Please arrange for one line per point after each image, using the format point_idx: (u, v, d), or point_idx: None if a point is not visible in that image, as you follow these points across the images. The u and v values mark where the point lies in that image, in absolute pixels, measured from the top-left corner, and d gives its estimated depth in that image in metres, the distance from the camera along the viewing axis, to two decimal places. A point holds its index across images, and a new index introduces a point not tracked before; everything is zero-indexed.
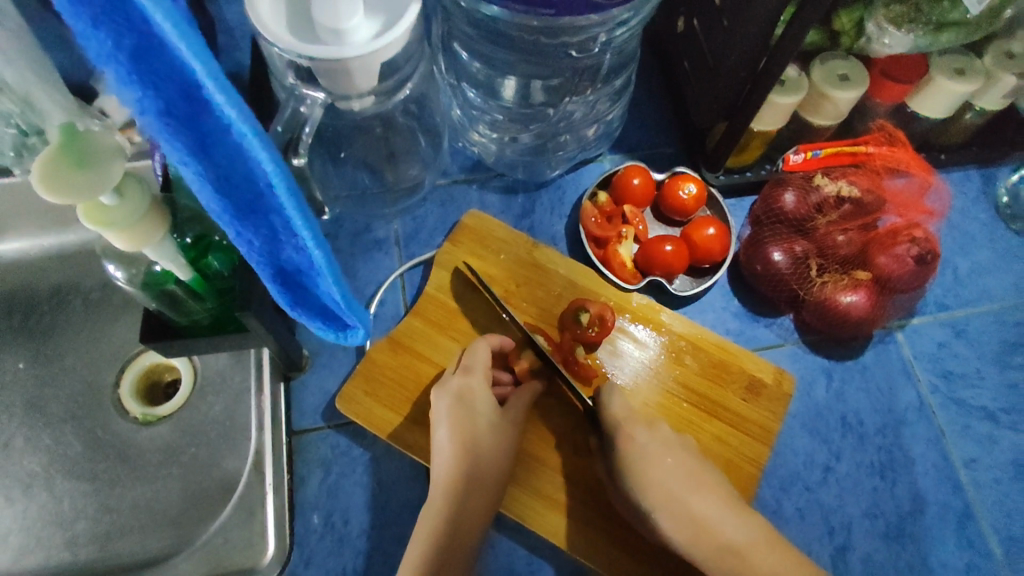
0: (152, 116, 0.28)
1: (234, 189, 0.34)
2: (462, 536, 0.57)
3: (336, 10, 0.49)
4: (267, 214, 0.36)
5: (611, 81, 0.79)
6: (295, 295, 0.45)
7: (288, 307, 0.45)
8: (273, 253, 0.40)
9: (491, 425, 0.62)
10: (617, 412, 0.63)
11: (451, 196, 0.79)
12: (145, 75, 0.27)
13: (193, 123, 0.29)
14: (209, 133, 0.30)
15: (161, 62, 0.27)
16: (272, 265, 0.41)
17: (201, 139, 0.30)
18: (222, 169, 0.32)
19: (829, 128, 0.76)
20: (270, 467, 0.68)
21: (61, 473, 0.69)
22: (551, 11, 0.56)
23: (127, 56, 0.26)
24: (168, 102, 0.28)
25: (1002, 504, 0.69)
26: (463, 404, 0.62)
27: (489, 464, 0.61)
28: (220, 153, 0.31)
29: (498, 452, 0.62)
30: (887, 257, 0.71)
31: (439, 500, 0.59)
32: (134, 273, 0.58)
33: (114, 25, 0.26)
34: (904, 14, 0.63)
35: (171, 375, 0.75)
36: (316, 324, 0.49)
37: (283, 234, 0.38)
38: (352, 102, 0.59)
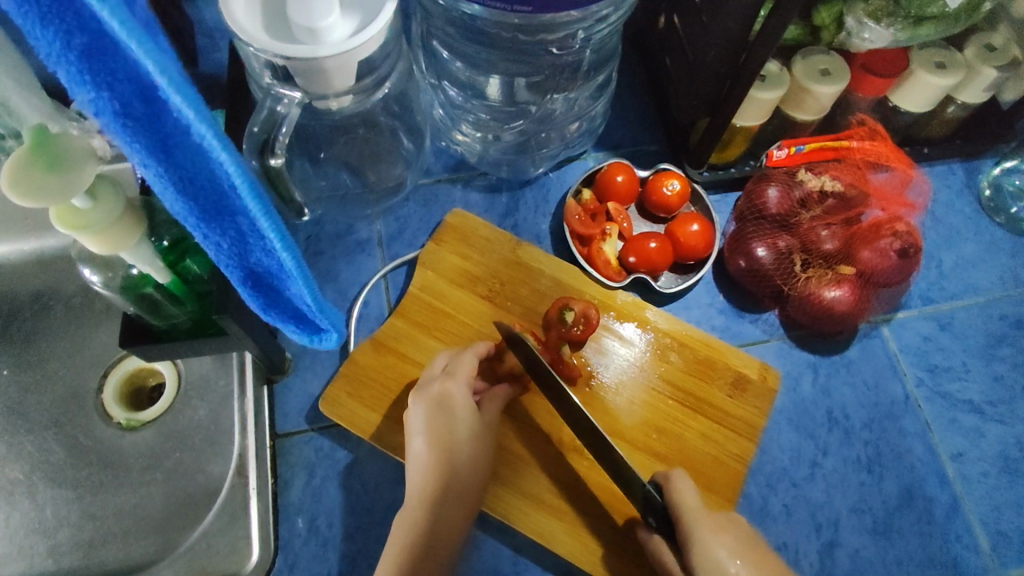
0: (107, 116, 0.27)
1: (200, 191, 0.33)
2: (439, 546, 0.56)
3: (310, 8, 0.49)
4: (234, 216, 0.35)
5: (593, 78, 0.78)
6: (266, 296, 0.45)
7: (260, 309, 0.45)
8: (241, 254, 0.39)
9: (473, 430, 0.61)
10: (692, 507, 0.56)
11: (434, 196, 0.79)
12: (98, 76, 0.26)
13: (152, 125, 0.29)
14: (169, 134, 0.30)
15: (114, 63, 0.26)
16: (241, 267, 0.40)
17: (160, 141, 0.30)
18: (185, 170, 0.32)
19: (812, 123, 0.76)
20: (254, 471, 0.67)
21: (43, 480, 0.68)
22: (529, 8, 0.56)
23: (77, 57, 0.26)
24: (123, 103, 0.28)
25: (988, 496, 0.69)
26: (444, 410, 0.61)
27: (468, 469, 0.60)
28: (182, 155, 0.31)
29: (476, 459, 0.61)
30: (871, 251, 0.70)
31: (415, 511, 0.58)
32: (110, 277, 0.57)
33: (63, 24, 0.25)
34: (883, 8, 0.63)
35: (154, 379, 0.74)
36: (289, 325, 0.49)
37: (251, 236, 0.37)
38: (330, 101, 0.59)
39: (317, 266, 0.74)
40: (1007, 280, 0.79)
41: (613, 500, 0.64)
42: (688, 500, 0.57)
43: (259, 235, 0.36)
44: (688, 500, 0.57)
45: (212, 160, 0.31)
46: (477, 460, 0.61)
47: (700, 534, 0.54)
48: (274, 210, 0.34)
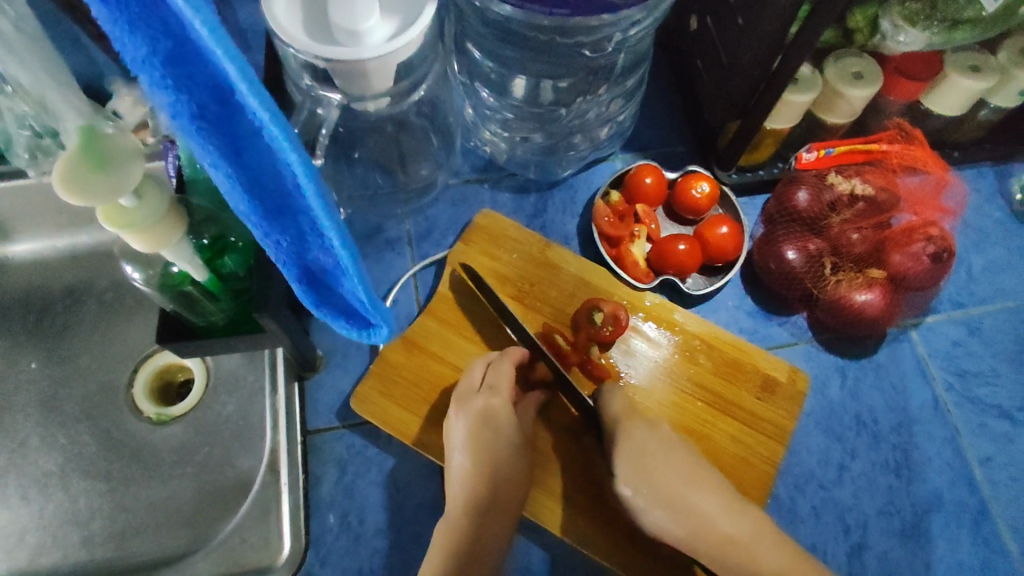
0: (185, 119, 0.28)
1: (264, 191, 0.33)
2: (483, 559, 0.58)
3: (353, 12, 0.50)
4: (296, 216, 0.35)
5: (622, 82, 0.78)
6: (319, 294, 0.42)
7: (312, 308, 0.43)
8: (298, 252, 0.38)
9: (511, 443, 0.62)
10: (615, 413, 0.63)
11: (462, 196, 0.79)
12: (179, 79, 0.27)
13: (226, 128, 0.29)
14: (241, 135, 0.29)
15: (193, 66, 0.26)
16: (297, 266, 0.39)
17: (231, 143, 0.30)
18: (251, 170, 0.32)
19: (842, 126, 0.76)
20: (286, 466, 0.68)
21: (77, 473, 0.69)
22: (566, 11, 0.56)
23: (160, 62, 0.26)
24: (201, 107, 0.28)
25: (1018, 501, 0.69)
26: (485, 424, 0.61)
27: (510, 481, 0.61)
28: (252, 154, 0.31)
29: (518, 471, 0.62)
30: (902, 255, 0.70)
31: (457, 525, 0.59)
32: (150, 274, 0.59)
33: (150, 31, 0.25)
34: (920, 11, 0.63)
35: (184, 375, 0.75)
36: (338, 321, 0.44)
37: (310, 235, 0.36)
38: (368, 103, 0.59)
39: None
40: None
41: None
42: (614, 407, 0.64)
43: (320, 235, 0.35)
44: (615, 408, 0.64)
45: (281, 160, 0.30)
46: (517, 469, 0.62)
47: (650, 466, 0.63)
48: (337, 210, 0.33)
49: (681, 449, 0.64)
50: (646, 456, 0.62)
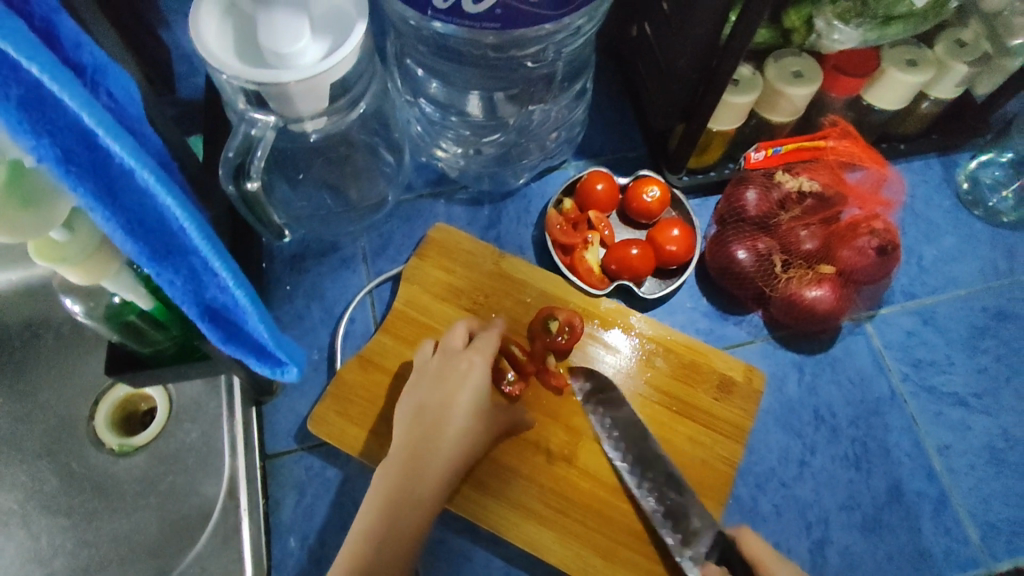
0: (52, 164, 0.28)
1: (148, 233, 0.34)
2: (405, 506, 0.56)
3: (275, 35, 0.50)
4: (185, 253, 0.36)
5: (568, 88, 0.79)
6: (225, 330, 0.44)
7: (218, 343, 0.44)
8: (196, 291, 0.39)
9: (466, 413, 0.60)
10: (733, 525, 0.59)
11: (416, 211, 0.79)
12: (38, 125, 0.27)
13: (96, 170, 0.30)
14: (113, 177, 0.31)
15: (53, 111, 0.27)
16: (196, 304, 0.40)
17: (105, 185, 0.30)
18: (133, 214, 0.32)
19: (788, 125, 0.77)
20: (245, 492, 0.67)
21: (39, 509, 0.69)
22: (497, 25, 0.54)
23: (16, 107, 0.26)
24: (67, 150, 0.28)
25: (976, 488, 0.70)
26: (448, 379, 0.62)
27: (459, 439, 0.60)
28: (128, 197, 0.32)
29: (472, 436, 0.60)
30: (849, 250, 0.71)
31: (394, 469, 0.58)
32: (92, 307, 0.57)
33: (1, 78, 0.26)
34: (851, 9, 0.64)
35: (147, 404, 0.74)
36: (250, 359, 0.48)
37: (203, 271, 0.37)
38: (305, 124, 0.59)
39: (302, 284, 0.75)
40: (987, 273, 0.79)
41: (608, 509, 0.64)
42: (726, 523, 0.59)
43: (211, 270, 0.37)
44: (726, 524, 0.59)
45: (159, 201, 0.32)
46: (464, 438, 0.60)
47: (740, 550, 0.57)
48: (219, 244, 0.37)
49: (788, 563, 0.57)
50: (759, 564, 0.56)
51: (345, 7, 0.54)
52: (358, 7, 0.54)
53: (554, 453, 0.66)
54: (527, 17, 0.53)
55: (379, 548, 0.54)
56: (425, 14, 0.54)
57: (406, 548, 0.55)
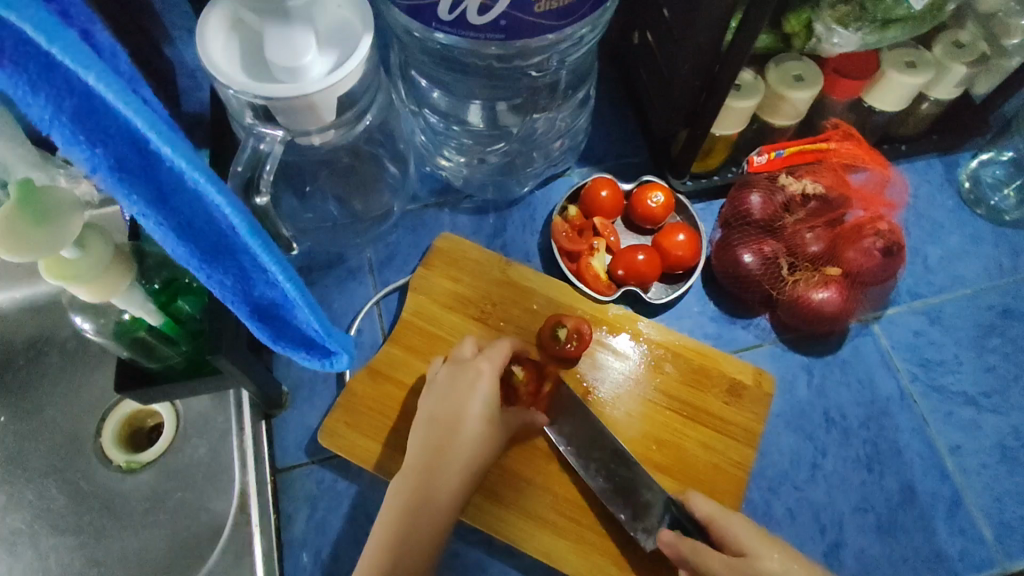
0: (105, 172, 0.27)
1: (201, 235, 0.32)
2: (424, 512, 0.57)
3: (291, 52, 0.51)
4: (237, 254, 0.34)
5: (572, 96, 0.79)
6: (276, 327, 0.42)
7: (269, 341, 0.42)
8: (246, 289, 0.37)
9: (478, 422, 0.60)
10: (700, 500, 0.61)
11: (421, 221, 0.79)
12: (92, 134, 0.26)
13: (149, 175, 0.29)
14: (166, 183, 0.29)
15: (104, 119, 0.26)
16: (246, 303, 0.39)
17: (157, 192, 0.29)
18: (184, 218, 0.31)
19: (790, 128, 0.77)
20: (256, 507, 0.67)
21: (46, 529, 0.69)
22: (501, 36, 0.54)
23: (69, 119, 0.25)
24: (119, 159, 0.27)
25: (989, 487, 0.70)
26: (460, 386, 0.61)
27: (474, 445, 0.59)
28: (181, 202, 0.30)
29: (486, 440, 0.60)
30: (855, 252, 0.71)
31: (409, 478, 0.58)
32: (102, 324, 0.58)
33: (53, 89, 0.25)
34: (850, 13, 0.65)
35: (153, 420, 0.74)
36: (301, 355, 0.47)
37: (253, 270, 0.36)
38: (313, 137, 0.59)
39: (309, 296, 0.75)
40: (992, 271, 0.80)
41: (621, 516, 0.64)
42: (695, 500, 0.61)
43: (262, 268, 0.36)
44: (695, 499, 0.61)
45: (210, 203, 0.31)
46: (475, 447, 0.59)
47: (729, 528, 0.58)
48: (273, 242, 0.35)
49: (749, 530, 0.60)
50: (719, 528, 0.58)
51: (350, 20, 0.55)
52: (363, 21, 0.54)
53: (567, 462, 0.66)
54: (530, 27, 0.54)
55: (395, 558, 0.55)
56: (429, 26, 0.55)
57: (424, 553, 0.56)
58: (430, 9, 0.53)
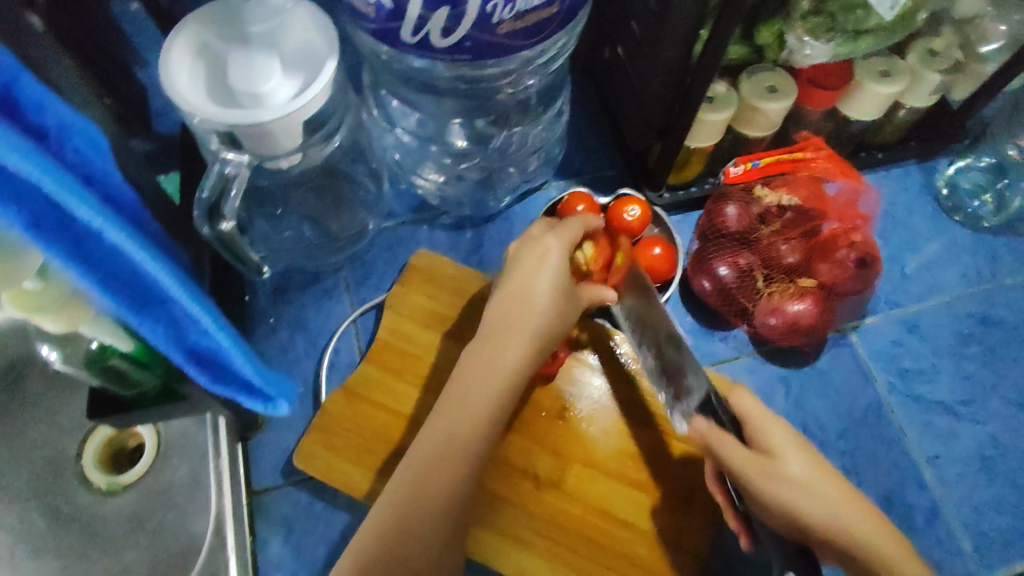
0: (21, 230, 0.28)
1: (125, 285, 0.34)
2: (463, 413, 0.50)
3: (250, 74, 0.51)
4: (163, 302, 0.36)
5: (544, 112, 0.79)
6: (212, 372, 0.44)
7: (206, 385, 0.44)
8: (178, 336, 0.39)
9: (551, 295, 0.54)
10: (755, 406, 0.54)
11: (397, 237, 0.79)
12: (5, 194, 0.27)
13: (67, 231, 0.30)
14: (85, 239, 0.31)
15: (19, 182, 0.27)
16: (180, 348, 0.40)
17: (77, 246, 0.31)
18: (106, 269, 0.32)
19: (765, 139, 0.77)
20: (232, 530, 0.67)
21: (27, 553, 0.69)
22: (467, 57, 0.54)
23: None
24: (36, 217, 0.28)
25: (967, 497, 0.70)
26: (534, 257, 0.56)
27: (544, 318, 0.54)
28: (100, 254, 0.32)
29: (547, 322, 0.54)
30: (828, 264, 0.71)
31: (458, 382, 0.52)
32: (71, 352, 0.56)
33: None
34: (821, 24, 0.65)
35: (134, 440, 0.74)
36: (241, 397, 0.48)
37: (183, 318, 0.38)
38: (280, 161, 0.59)
39: (285, 316, 0.75)
40: (970, 278, 0.79)
41: (594, 532, 0.64)
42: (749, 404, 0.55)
43: (192, 317, 0.38)
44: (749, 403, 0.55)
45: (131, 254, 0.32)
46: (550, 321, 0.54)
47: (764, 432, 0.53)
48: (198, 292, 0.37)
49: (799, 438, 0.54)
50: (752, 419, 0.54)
51: (317, 44, 0.54)
52: (329, 44, 0.54)
53: (545, 478, 0.66)
54: (494, 49, 0.53)
55: (447, 452, 0.49)
56: (395, 48, 0.54)
57: (463, 463, 0.49)
58: (392, 33, 0.53)
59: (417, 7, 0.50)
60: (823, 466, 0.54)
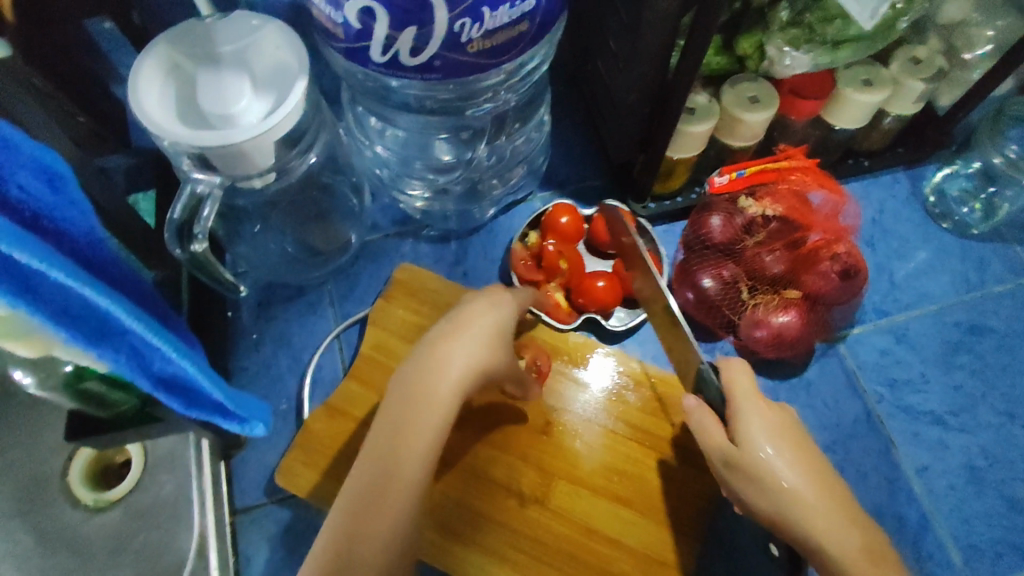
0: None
1: (78, 319, 0.34)
2: (404, 440, 0.44)
3: (223, 99, 0.52)
4: (120, 333, 0.36)
5: (521, 127, 0.78)
6: (184, 398, 0.44)
7: (182, 411, 0.44)
8: (141, 365, 0.39)
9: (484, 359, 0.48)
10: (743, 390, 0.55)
11: (381, 251, 0.79)
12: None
13: (10, 268, 0.30)
14: (28, 276, 0.31)
15: None
16: (146, 377, 0.40)
17: (21, 284, 0.31)
18: (56, 303, 0.33)
19: (749, 149, 0.76)
20: (215, 550, 0.66)
21: (13, 572, 0.69)
22: (437, 76, 0.54)
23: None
24: None
25: (957, 509, 0.69)
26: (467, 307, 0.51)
27: (463, 385, 0.47)
28: (47, 290, 0.32)
29: (494, 355, 0.49)
30: (813, 275, 0.70)
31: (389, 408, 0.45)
32: (45, 377, 0.55)
33: None
34: (800, 35, 0.64)
35: (121, 456, 0.73)
36: (217, 421, 0.47)
37: (143, 347, 0.38)
38: (254, 180, 0.58)
39: (269, 331, 0.75)
40: (959, 286, 0.79)
41: (580, 550, 0.63)
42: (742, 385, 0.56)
43: (151, 344, 0.38)
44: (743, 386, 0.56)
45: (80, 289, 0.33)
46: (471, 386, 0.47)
47: (745, 416, 0.54)
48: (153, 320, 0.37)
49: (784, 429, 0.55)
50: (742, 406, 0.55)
51: (287, 62, 0.54)
52: (300, 62, 0.54)
53: (528, 495, 0.65)
54: (466, 67, 0.53)
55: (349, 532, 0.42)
56: (366, 68, 0.54)
57: (401, 498, 0.43)
58: (362, 52, 0.52)
59: (385, 27, 0.49)
60: (806, 449, 0.55)
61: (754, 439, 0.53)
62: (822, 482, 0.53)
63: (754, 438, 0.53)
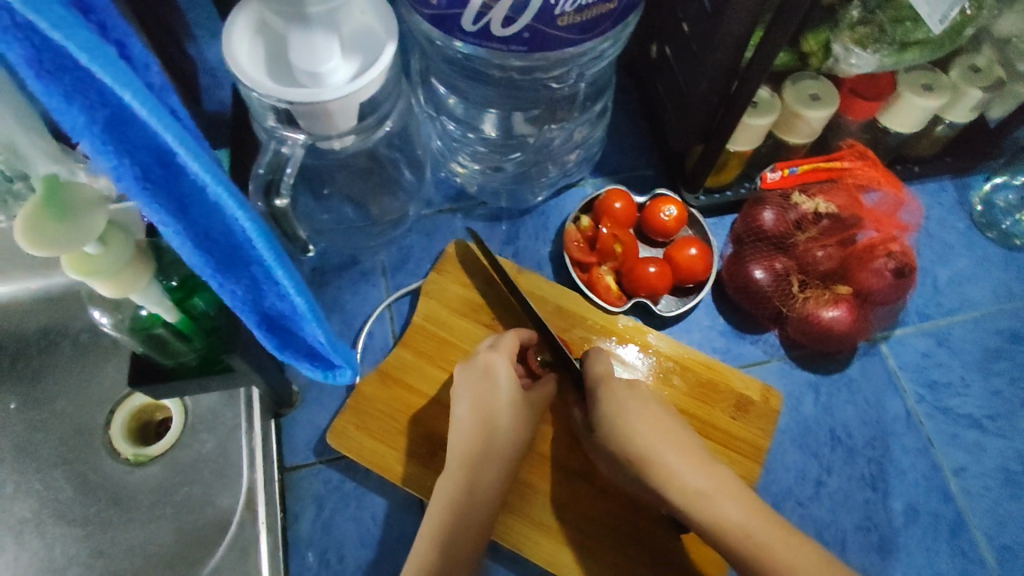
0: (131, 181, 0.29)
1: (216, 244, 0.35)
2: (462, 522, 0.57)
3: (313, 54, 0.51)
4: (248, 264, 0.38)
5: (590, 107, 0.80)
6: (281, 338, 0.46)
7: (274, 349, 0.46)
8: (256, 299, 0.41)
9: (512, 425, 0.62)
10: (597, 373, 0.63)
11: (435, 225, 0.80)
12: (121, 145, 0.28)
13: (170, 186, 0.31)
14: (185, 193, 0.32)
15: (135, 131, 0.28)
16: (256, 312, 0.42)
17: (177, 200, 0.32)
18: (201, 227, 0.34)
19: (804, 147, 0.77)
20: (263, 504, 0.68)
21: (53, 518, 0.70)
22: (524, 49, 0.55)
23: (101, 130, 0.27)
24: (145, 168, 0.29)
25: (993, 511, 0.70)
26: (486, 377, 0.63)
27: (507, 447, 0.61)
28: (198, 209, 0.33)
29: (518, 421, 0.62)
30: (867, 272, 0.71)
31: (457, 458, 0.60)
32: (119, 318, 0.57)
33: (88, 100, 0.27)
34: (869, 35, 0.65)
35: (162, 414, 0.75)
36: (304, 364, 0.50)
37: (264, 280, 0.39)
38: (334, 141, 0.59)
39: (321, 297, 0.76)
40: (1002, 295, 0.80)
41: (621, 523, 0.64)
42: (596, 368, 0.64)
43: (272, 278, 0.39)
44: (596, 368, 0.64)
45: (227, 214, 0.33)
46: (516, 430, 0.62)
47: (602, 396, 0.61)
48: (281, 248, 0.38)
49: (656, 407, 0.62)
50: (625, 409, 0.61)
51: (374, 28, 0.55)
52: (387, 28, 0.55)
53: (573, 469, 0.66)
54: (552, 42, 0.54)
55: None
56: (451, 36, 0.55)
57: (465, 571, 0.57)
58: (453, 21, 0.54)
59: None
60: (671, 424, 0.61)
61: (687, 479, 0.56)
62: (700, 458, 0.58)
63: (632, 425, 0.59)
